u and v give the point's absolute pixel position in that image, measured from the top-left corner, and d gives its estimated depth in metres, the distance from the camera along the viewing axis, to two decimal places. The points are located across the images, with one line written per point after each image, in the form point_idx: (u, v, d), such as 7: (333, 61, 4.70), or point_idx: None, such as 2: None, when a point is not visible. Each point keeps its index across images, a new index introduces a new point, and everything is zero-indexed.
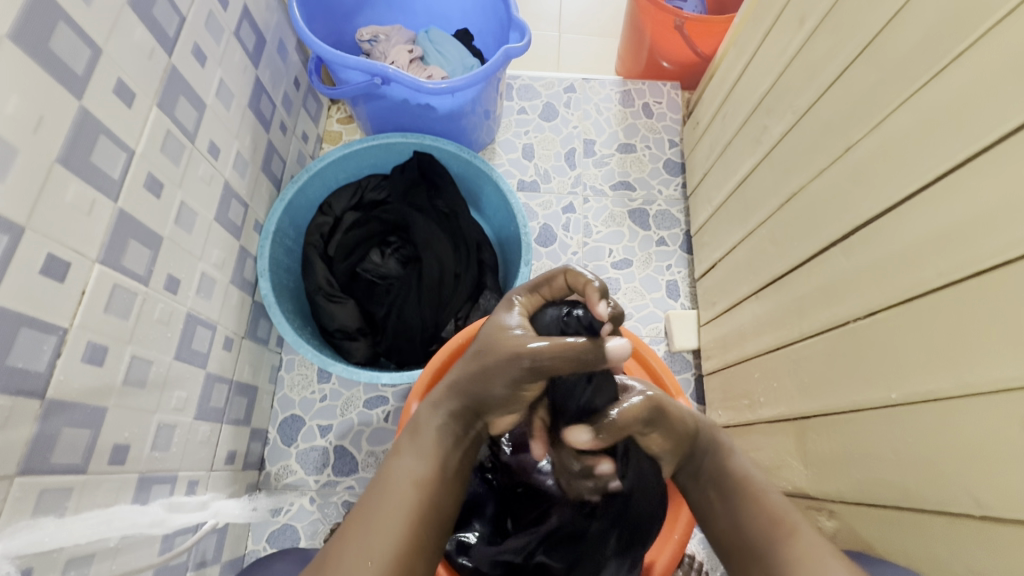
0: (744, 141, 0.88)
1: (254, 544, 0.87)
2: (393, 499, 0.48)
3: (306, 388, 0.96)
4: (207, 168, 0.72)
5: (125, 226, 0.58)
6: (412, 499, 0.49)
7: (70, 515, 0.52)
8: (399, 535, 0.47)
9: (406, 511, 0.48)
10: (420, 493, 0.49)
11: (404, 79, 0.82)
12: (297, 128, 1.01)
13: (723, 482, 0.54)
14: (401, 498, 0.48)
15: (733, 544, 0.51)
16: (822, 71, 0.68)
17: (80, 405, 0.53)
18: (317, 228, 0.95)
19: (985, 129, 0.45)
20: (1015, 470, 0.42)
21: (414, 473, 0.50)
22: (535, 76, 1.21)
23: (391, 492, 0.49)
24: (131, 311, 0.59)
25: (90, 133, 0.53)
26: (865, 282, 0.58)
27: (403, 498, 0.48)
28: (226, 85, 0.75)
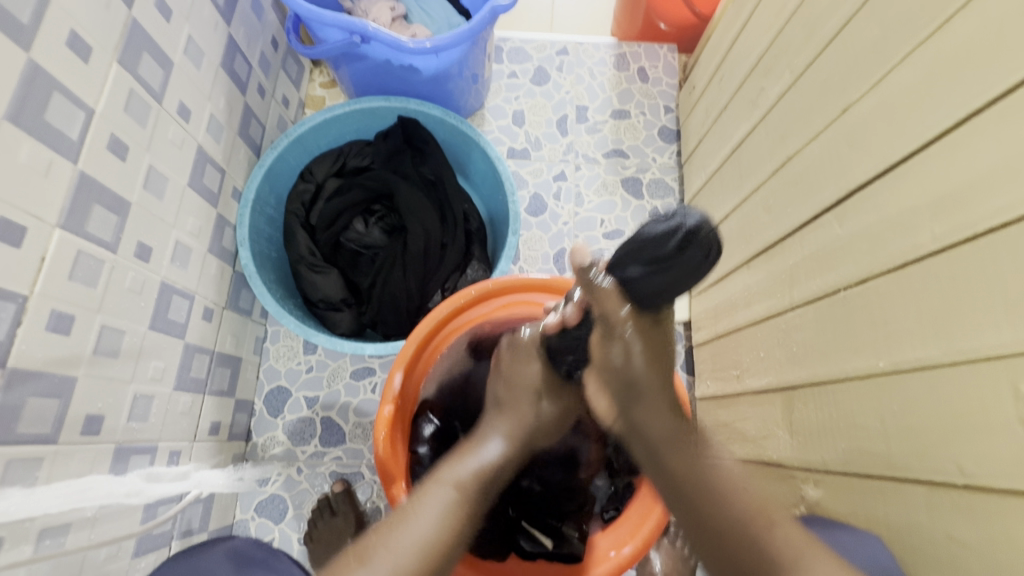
0: (740, 105, 0.84)
1: (242, 514, 0.87)
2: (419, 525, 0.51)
3: (292, 359, 0.95)
4: (178, 131, 0.69)
5: (86, 189, 0.55)
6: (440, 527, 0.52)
7: (40, 486, 0.51)
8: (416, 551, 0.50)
9: (444, 514, 0.52)
10: (464, 499, 0.54)
11: (385, 37, 0.78)
12: (276, 92, 0.96)
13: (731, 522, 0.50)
14: (431, 519, 0.52)
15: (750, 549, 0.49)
16: (822, 27, 0.64)
17: (46, 375, 0.52)
18: (298, 196, 0.92)
19: (988, 83, 0.42)
20: (1002, 440, 0.40)
21: (452, 491, 0.54)
22: (526, 38, 1.16)
23: (437, 491, 0.54)
24: (98, 279, 0.57)
25: (41, 88, 0.49)
26: (859, 249, 0.56)
27: (431, 519, 0.52)
28: (195, 42, 0.71)
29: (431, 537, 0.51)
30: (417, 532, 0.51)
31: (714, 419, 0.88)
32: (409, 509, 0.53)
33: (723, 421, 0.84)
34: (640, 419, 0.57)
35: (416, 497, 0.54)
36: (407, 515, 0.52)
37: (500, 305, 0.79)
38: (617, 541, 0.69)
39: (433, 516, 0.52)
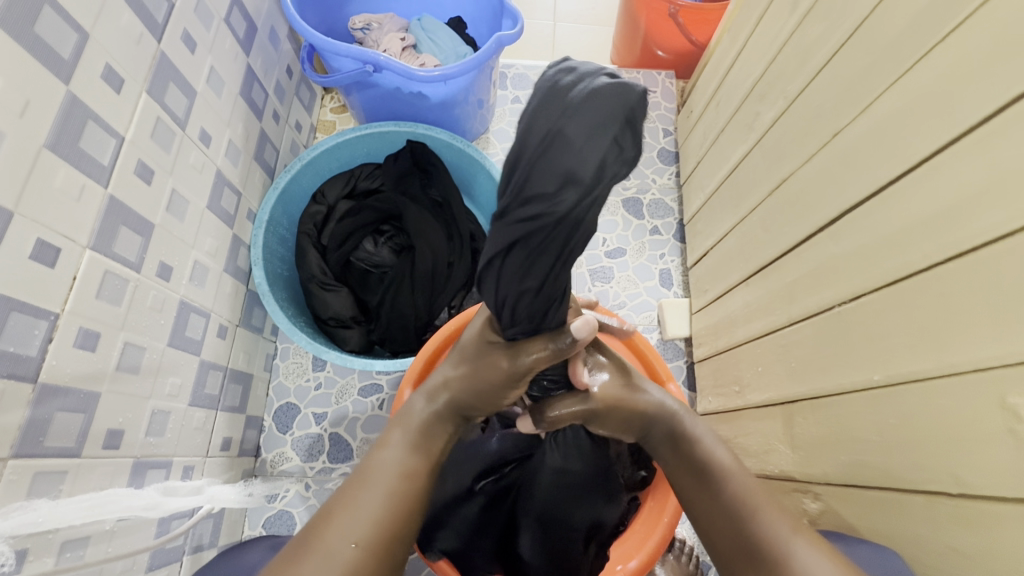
0: (736, 129, 0.88)
1: (250, 530, 0.88)
2: (369, 501, 0.49)
3: (301, 376, 0.97)
4: (199, 155, 0.72)
5: (115, 212, 0.58)
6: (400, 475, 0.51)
7: (64, 498, 0.53)
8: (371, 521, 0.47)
9: (395, 481, 0.50)
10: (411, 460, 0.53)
11: (396, 66, 0.82)
12: (290, 117, 1.00)
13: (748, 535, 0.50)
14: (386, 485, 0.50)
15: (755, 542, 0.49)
16: (812, 58, 0.68)
17: (73, 390, 0.54)
18: (311, 217, 0.95)
19: (969, 110, 0.45)
20: (991, 450, 0.42)
21: (393, 457, 0.53)
22: (529, 65, 1.21)
23: (379, 464, 0.52)
24: (123, 297, 0.59)
25: (78, 119, 0.53)
26: (852, 269, 0.59)
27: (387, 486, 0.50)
28: (216, 72, 0.75)
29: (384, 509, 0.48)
30: (366, 510, 0.48)
31: None
32: (353, 491, 0.50)
33: (726, 436, 0.85)
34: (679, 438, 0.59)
35: (362, 475, 0.51)
36: (351, 499, 0.49)
37: None
38: (621, 555, 0.69)
39: (380, 487, 0.50)
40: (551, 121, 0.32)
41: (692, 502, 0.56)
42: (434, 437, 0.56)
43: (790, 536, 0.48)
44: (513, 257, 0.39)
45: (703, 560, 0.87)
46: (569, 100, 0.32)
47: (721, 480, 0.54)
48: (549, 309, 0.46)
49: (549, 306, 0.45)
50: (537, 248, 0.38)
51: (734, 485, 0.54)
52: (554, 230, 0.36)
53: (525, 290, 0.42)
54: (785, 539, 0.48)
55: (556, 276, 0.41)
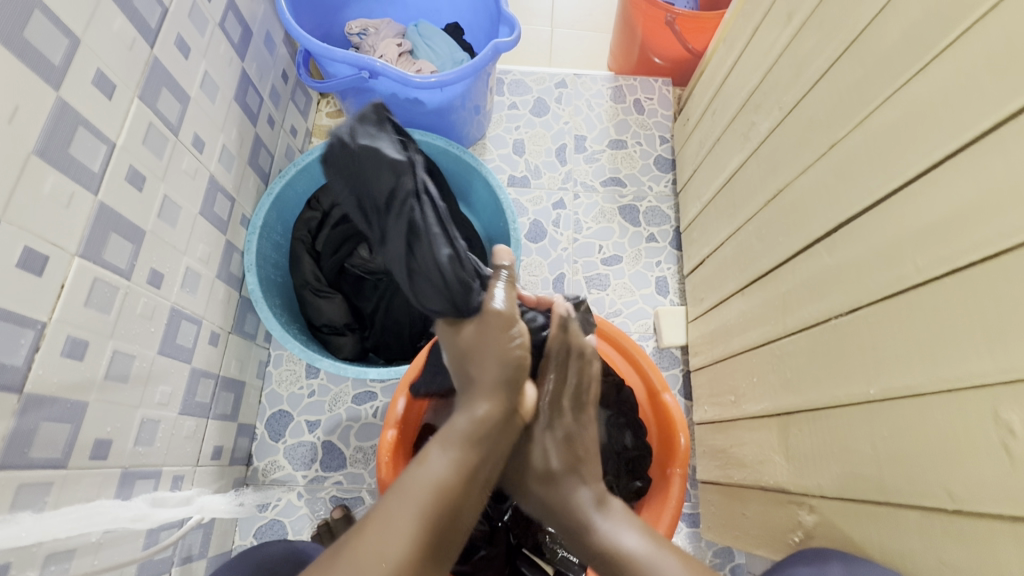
0: (732, 137, 0.88)
1: (241, 540, 0.87)
2: (404, 509, 0.46)
3: (294, 383, 0.96)
4: (192, 161, 0.72)
5: (105, 219, 0.57)
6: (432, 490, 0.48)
7: (49, 510, 0.52)
8: (404, 536, 0.44)
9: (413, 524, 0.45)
10: (430, 505, 0.47)
11: (392, 73, 0.81)
12: (285, 122, 1.00)
13: None
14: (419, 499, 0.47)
15: None
16: (808, 68, 0.68)
17: (59, 400, 0.53)
18: (305, 223, 0.95)
19: (963, 125, 0.45)
20: (986, 466, 0.42)
21: (430, 476, 0.49)
22: (526, 72, 1.21)
23: (410, 480, 0.48)
24: (112, 305, 0.59)
25: (68, 125, 0.52)
26: (847, 280, 0.58)
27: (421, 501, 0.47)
28: (210, 77, 0.75)
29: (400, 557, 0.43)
30: (398, 527, 0.45)
31: (711, 444, 0.88)
32: (388, 500, 0.47)
33: (721, 446, 0.85)
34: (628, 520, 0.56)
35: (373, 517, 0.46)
36: (385, 511, 0.46)
37: None
38: None
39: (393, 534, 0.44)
40: (377, 169, 0.60)
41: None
42: (476, 453, 0.51)
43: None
44: (403, 237, 0.60)
45: None
46: (356, 155, 0.61)
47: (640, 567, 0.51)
48: (465, 286, 0.59)
49: (440, 268, 0.59)
50: (403, 214, 0.59)
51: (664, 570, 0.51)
52: (418, 211, 0.59)
53: (428, 255, 0.59)
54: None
55: (438, 236, 0.60)
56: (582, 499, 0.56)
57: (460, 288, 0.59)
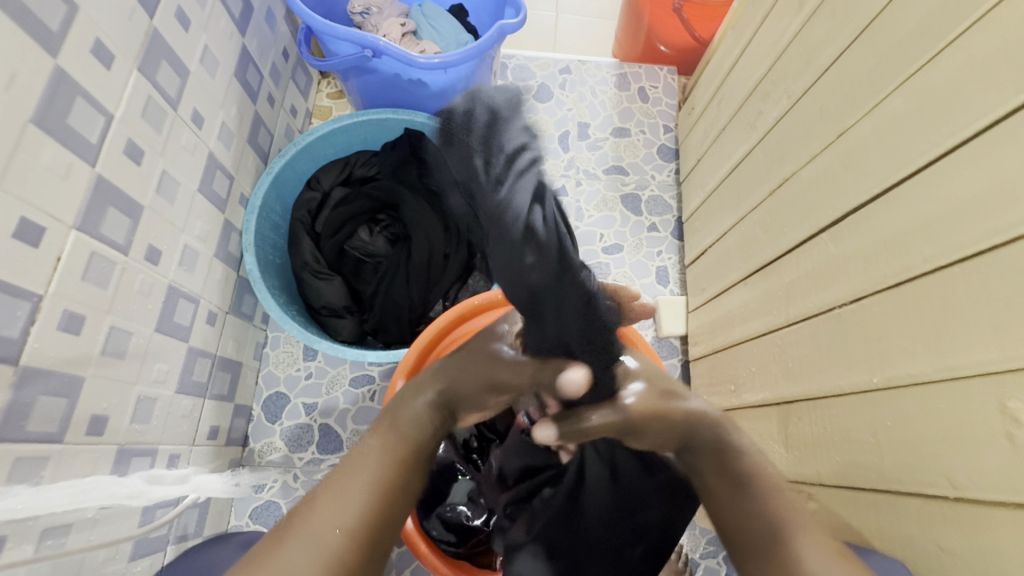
0: (738, 127, 0.87)
1: (236, 520, 0.87)
2: (363, 476, 0.48)
3: (291, 365, 0.96)
4: (191, 137, 0.70)
5: (103, 192, 0.56)
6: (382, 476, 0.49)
7: (45, 485, 0.52)
8: (358, 505, 0.46)
9: (384, 470, 0.49)
10: (401, 454, 0.51)
11: (396, 52, 0.80)
12: (285, 101, 0.98)
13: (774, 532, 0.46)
14: (371, 474, 0.48)
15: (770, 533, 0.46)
16: (818, 56, 0.67)
17: (56, 374, 0.52)
18: (305, 204, 0.94)
19: (978, 113, 0.45)
20: (986, 455, 0.42)
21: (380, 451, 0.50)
22: (530, 56, 1.20)
23: (365, 457, 0.50)
24: (110, 281, 0.58)
25: (67, 94, 0.51)
26: (852, 270, 0.58)
27: (372, 475, 0.48)
28: (210, 52, 0.73)
29: (373, 500, 0.47)
30: (350, 498, 0.46)
31: None
32: (341, 477, 0.48)
33: None
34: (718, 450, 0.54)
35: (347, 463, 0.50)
36: (338, 481, 0.47)
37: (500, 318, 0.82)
38: None
39: (369, 471, 0.48)
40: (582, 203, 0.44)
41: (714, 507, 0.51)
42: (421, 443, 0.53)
43: (814, 546, 0.44)
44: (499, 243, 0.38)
45: (692, 557, 0.88)
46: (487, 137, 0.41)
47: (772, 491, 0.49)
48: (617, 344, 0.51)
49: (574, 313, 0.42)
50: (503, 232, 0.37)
51: (778, 498, 0.48)
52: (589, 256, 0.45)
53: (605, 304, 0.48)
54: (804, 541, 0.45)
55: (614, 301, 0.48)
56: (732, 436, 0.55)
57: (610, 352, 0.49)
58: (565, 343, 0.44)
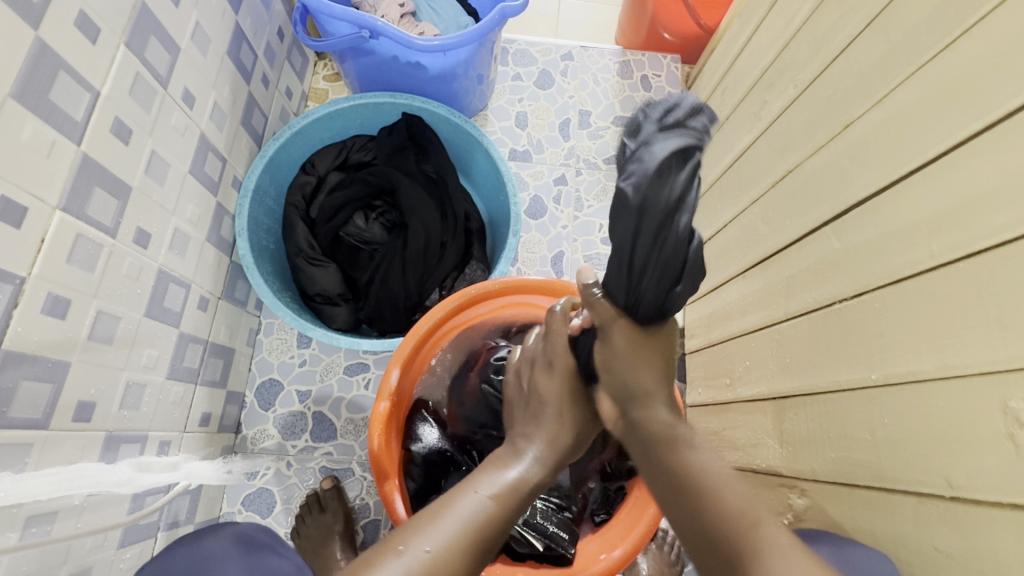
0: (742, 117, 0.86)
1: (229, 507, 0.86)
2: (463, 514, 0.45)
3: (285, 352, 0.94)
4: (181, 117, 0.68)
5: (89, 172, 0.54)
6: (480, 518, 0.46)
7: (29, 472, 0.50)
8: (453, 541, 0.43)
9: (479, 523, 0.45)
10: (497, 511, 0.47)
11: (394, 33, 0.78)
12: (280, 83, 0.96)
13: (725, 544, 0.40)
14: (472, 512, 0.45)
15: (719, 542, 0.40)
16: (828, 44, 0.66)
17: (41, 359, 0.51)
18: (299, 188, 0.92)
19: (991, 106, 0.43)
20: (984, 454, 0.42)
21: (483, 503, 0.47)
22: (531, 41, 1.17)
23: (467, 499, 0.47)
24: (96, 264, 0.56)
25: (49, 68, 0.49)
26: (855, 264, 0.57)
27: (473, 513, 0.45)
28: (202, 28, 0.71)
29: (464, 550, 0.43)
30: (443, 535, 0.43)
31: (703, 427, 0.89)
32: (438, 510, 0.46)
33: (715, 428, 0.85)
34: (639, 421, 0.50)
35: (444, 501, 0.47)
36: (435, 513, 0.46)
37: (499, 306, 0.81)
38: (607, 544, 0.70)
39: (467, 519, 0.45)
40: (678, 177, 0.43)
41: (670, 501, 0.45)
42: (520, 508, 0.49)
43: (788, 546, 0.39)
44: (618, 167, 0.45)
45: None
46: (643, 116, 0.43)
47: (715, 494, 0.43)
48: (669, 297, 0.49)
49: (639, 238, 0.45)
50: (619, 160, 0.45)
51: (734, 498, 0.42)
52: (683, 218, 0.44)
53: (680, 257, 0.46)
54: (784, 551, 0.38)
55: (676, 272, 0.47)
56: (661, 420, 0.49)
57: (663, 304, 0.49)
58: (628, 261, 0.47)
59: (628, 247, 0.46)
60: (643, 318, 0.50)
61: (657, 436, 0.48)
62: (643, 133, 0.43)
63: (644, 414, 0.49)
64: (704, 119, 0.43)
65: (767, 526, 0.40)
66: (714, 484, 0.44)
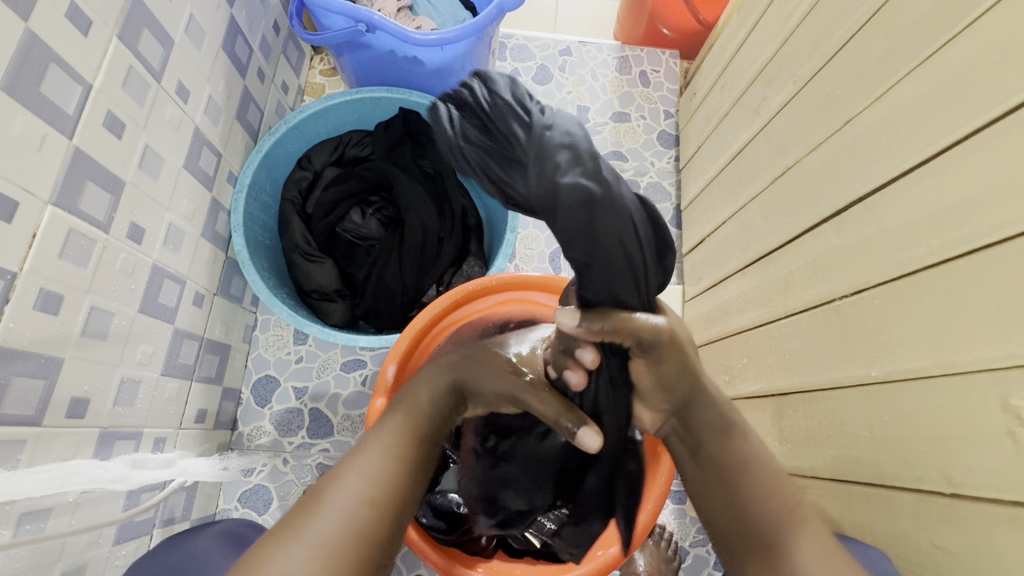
0: (741, 113, 0.85)
1: (225, 504, 0.86)
2: (388, 440, 0.48)
3: (281, 348, 0.94)
4: (176, 111, 0.68)
5: (81, 166, 0.54)
6: (404, 437, 0.49)
7: (22, 469, 0.50)
8: (381, 467, 0.46)
9: (398, 445, 0.48)
10: (415, 424, 0.51)
11: (391, 27, 0.77)
12: (276, 77, 0.95)
13: (756, 531, 0.46)
14: (395, 433, 0.49)
15: (761, 536, 0.46)
16: (828, 40, 0.65)
17: (33, 355, 0.50)
18: (295, 184, 0.91)
19: (991, 102, 0.43)
20: (982, 452, 0.42)
21: (401, 421, 0.51)
22: (529, 36, 1.16)
23: (385, 425, 0.50)
24: (89, 259, 0.56)
25: (39, 60, 0.48)
26: (854, 261, 0.57)
27: (397, 433, 0.49)
28: (196, 21, 0.70)
29: (392, 469, 0.46)
30: (371, 464, 0.46)
31: None
32: (367, 443, 0.48)
33: None
34: (693, 420, 0.52)
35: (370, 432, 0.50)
36: (362, 448, 0.48)
37: (496, 302, 0.81)
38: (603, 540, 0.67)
39: (387, 441, 0.48)
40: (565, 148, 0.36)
41: (706, 480, 0.51)
42: (440, 421, 0.53)
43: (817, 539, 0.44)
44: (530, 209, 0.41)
45: (682, 545, 0.88)
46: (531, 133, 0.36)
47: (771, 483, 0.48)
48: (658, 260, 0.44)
49: (623, 228, 0.39)
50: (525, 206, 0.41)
51: (780, 490, 0.48)
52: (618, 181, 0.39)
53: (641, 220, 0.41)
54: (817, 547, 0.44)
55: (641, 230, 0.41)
56: (724, 414, 0.52)
57: (662, 274, 0.44)
58: (626, 261, 0.41)
59: (619, 244, 0.39)
60: (655, 293, 0.45)
61: (714, 427, 0.51)
62: (531, 124, 0.37)
63: (700, 412, 0.52)
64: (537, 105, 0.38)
65: (810, 525, 0.46)
66: (774, 478, 0.49)
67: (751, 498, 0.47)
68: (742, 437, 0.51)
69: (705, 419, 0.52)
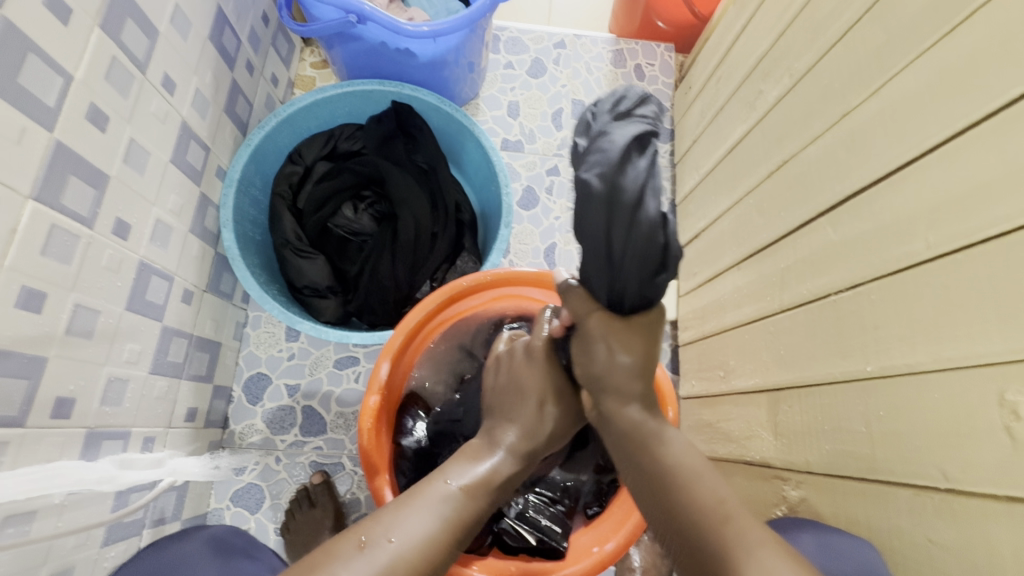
0: (737, 106, 0.85)
1: (216, 503, 0.85)
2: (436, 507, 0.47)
3: (273, 346, 0.93)
4: (161, 104, 0.66)
5: (64, 160, 0.52)
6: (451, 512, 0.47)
7: (6, 470, 0.49)
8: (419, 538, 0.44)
9: (442, 523, 0.46)
10: (467, 505, 0.48)
11: (382, 18, 0.75)
12: (265, 70, 0.93)
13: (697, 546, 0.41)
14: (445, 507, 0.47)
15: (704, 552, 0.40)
16: (824, 32, 0.65)
17: (16, 354, 0.49)
18: (286, 178, 0.90)
19: (989, 94, 0.43)
20: (978, 447, 0.42)
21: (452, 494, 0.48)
22: (523, 29, 1.15)
23: (433, 491, 0.48)
24: (73, 255, 0.54)
25: (16, 50, 0.47)
26: (850, 255, 0.57)
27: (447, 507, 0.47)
28: (182, 11, 0.68)
29: (430, 543, 0.45)
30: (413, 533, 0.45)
31: (697, 418, 0.89)
32: (411, 501, 0.47)
33: (708, 420, 0.85)
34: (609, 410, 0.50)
35: (412, 491, 0.49)
36: (408, 505, 0.47)
37: (490, 298, 0.80)
38: (599, 538, 0.70)
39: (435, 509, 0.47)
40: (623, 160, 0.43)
41: (645, 503, 0.47)
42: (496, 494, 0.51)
43: (757, 544, 0.39)
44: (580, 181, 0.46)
45: None
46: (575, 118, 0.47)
47: (686, 490, 0.43)
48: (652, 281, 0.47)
49: (628, 234, 0.43)
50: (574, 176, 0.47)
51: (701, 495, 0.43)
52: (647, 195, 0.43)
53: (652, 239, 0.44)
54: (752, 549, 0.39)
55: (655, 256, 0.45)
56: (641, 414, 0.49)
57: (648, 293, 0.48)
58: (609, 256, 0.45)
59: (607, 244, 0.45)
60: (627, 309, 0.49)
61: (632, 432, 0.48)
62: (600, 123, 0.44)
63: (618, 409, 0.49)
64: (653, 109, 0.45)
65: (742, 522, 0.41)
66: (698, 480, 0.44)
67: (667, 517, 0.44)
68: (660, 438, 0.47)
69: (621, 429, 0.49)
